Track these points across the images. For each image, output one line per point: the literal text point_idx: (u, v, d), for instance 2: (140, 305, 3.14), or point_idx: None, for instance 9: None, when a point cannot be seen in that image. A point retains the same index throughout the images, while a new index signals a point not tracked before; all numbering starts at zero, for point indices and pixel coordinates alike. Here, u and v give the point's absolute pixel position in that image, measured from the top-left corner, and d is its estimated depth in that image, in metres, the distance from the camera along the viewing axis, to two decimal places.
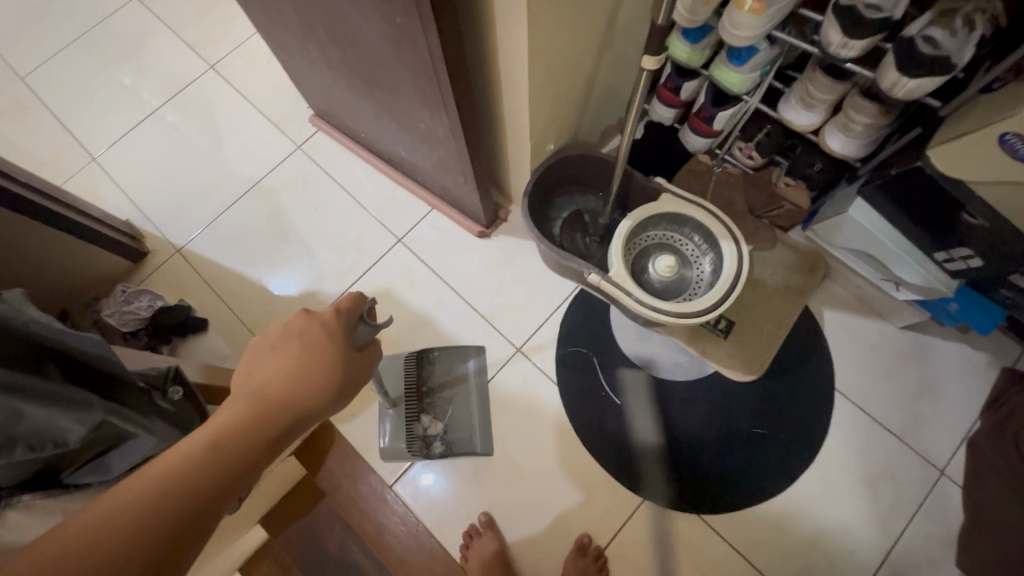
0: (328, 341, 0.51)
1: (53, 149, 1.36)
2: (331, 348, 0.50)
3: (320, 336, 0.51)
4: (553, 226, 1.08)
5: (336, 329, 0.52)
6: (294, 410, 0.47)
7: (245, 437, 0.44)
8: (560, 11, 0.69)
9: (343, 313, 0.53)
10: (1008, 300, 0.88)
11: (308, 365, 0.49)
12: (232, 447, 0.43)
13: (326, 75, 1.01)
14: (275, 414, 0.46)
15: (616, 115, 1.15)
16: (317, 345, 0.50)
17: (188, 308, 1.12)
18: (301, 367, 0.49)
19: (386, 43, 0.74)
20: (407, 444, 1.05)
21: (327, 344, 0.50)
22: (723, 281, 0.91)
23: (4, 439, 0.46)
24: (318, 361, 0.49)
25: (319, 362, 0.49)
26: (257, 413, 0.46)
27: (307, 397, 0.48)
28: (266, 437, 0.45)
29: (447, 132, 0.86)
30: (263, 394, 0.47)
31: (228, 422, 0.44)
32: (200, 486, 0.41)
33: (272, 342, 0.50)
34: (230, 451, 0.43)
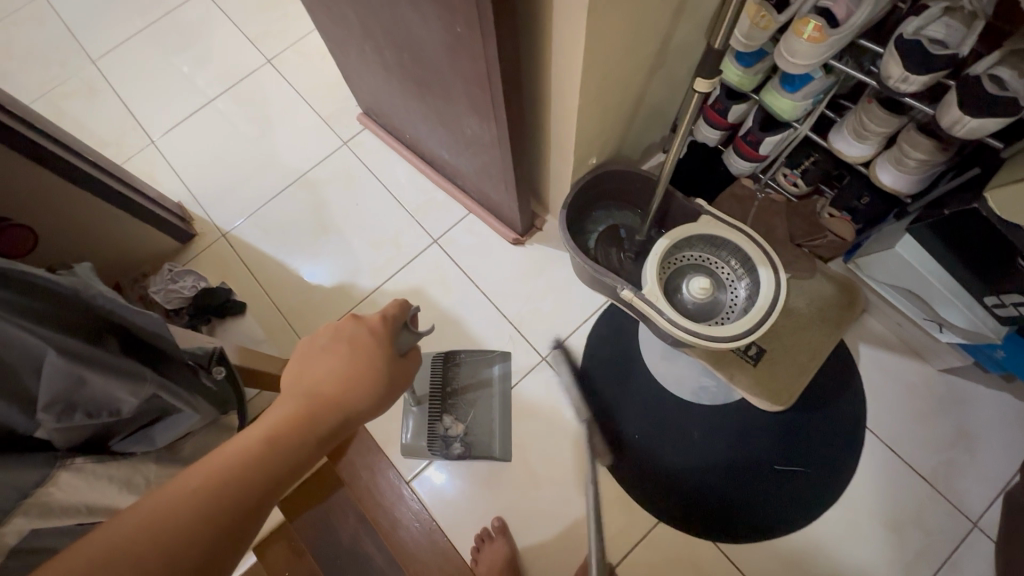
0: (374, 345, 0.54)
1: (116, 130, 1.43)
2: (379, 351, 0.53)
3: (367, 340, 0.53)
4: (588, 239, 1.08)
5: (382, 333, 0.55)
6: (342, 410, 0.49)
7: (295, 436, 0.46)
8: (618, 29, 0.70)
9: (386, 321, 0.57)
10: None
11: (357, 366, 0.51)
12: (287, 442, 0.46)
13: (379, 76, 1.04)
14: (325, 413, 0.48)
15: (660, 133, 1.15)
16: (364, 348, 0.53)
17: (228, 291, 1.16)
18: (350, 368, 0.51)
19: (443, 50, 0.76)
20: (429, 442, 1.08)
21: (373, 347, 0.53)
22: (759, 309, 0.90)
23: (66, 404, 0.49)
24: (366, 363, 0.52)
25: (368, 363, 0.52)
26: (308, 411, 0.48)
27: (354, 397, 0.50)
28: (315, 436, 0.47)
29: (494, 139, 0.87)
30: (312, 395, 0.49)
31: (284, 418, 0.47)
32: (260, 477, 0.43)
33: (321, 345, 0.52)
34: (285, 447, 0.45)
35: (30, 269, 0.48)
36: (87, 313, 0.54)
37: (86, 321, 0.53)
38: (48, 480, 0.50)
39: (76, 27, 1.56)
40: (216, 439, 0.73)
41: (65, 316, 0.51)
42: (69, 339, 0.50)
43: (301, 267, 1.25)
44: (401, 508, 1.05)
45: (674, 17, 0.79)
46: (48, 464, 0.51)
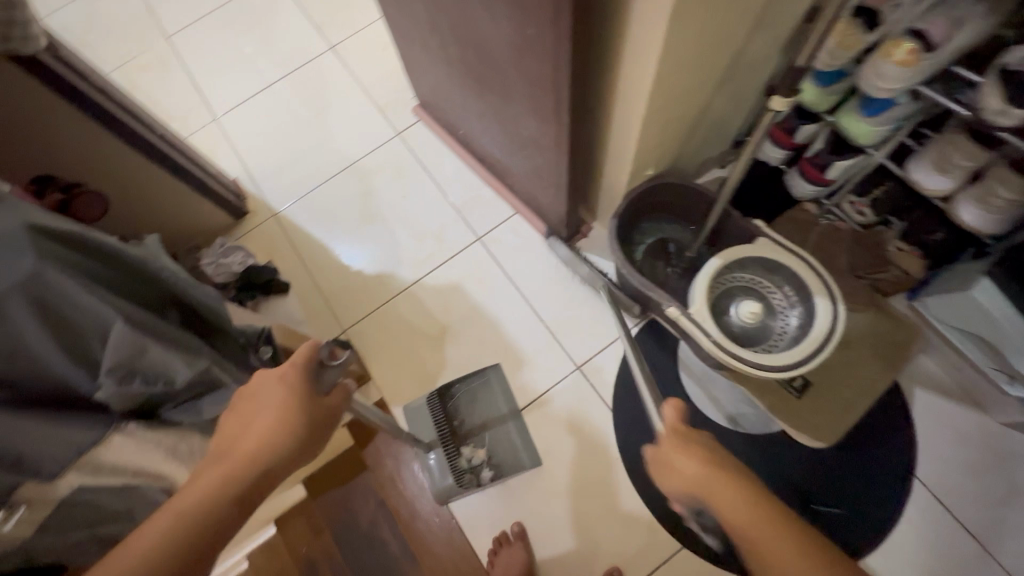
0: (290, 389, 0.54)
1: (183, 105, 1.49)
2: (291, 397, 0.53)
3: (279, 388, 0.53)
4: (636, 250, 1.04)
5: (296, 376, 0.54)
6: (261, 462, 0.49)
7: (211, 500, 0.46)
8: (694, 39, 0.67)
9: (301, 363, 0.55)
10: None
11: (267, 418, 0.51)
12: (212, 504, 0.46)
13: (441, 70, 1.04)
14: (247, 467, 0.48)
15: (720, 147, 1.11)
16: (276, 397, 0.53)
17: (274, 270, 1.20)
18: (261, 420, 0.51)
19: (510, 51, 0.75)
20: (456, 479, 1.03)
21: (287, 393, 0.53)
22: (811, 341, 0.86)
23: (127, 371, 0.51)
24: (278, 412, 0.52)
25: (279, 414, 0.52)
26: (230, 470, 0.48)
27: (268, 450, 0.50)
28: (239, 492, 0.47)
29: (552, 143, 0.86)
30: (229, 453, 0.49)
31: (207, 480, 0.47)
32: (189, 542, 0.44)
33: (238, 401, 0.53)
34: (209, 509, 0.46)
35: (96, 237, 0.50)
36: (150, 285, 0.55)
37: (149, 292, 0.55)
38: (102, 441, 0.54)
39: (155, 4, 1.63)
40: None
41: (131, 286, 0.53)
42: (132, 309, 0.51)
43: (344, 253, 1.27)
44: (422, 501, 1.06)
45: (752, 32, 0.76)
46: (105, 425, 0.55)
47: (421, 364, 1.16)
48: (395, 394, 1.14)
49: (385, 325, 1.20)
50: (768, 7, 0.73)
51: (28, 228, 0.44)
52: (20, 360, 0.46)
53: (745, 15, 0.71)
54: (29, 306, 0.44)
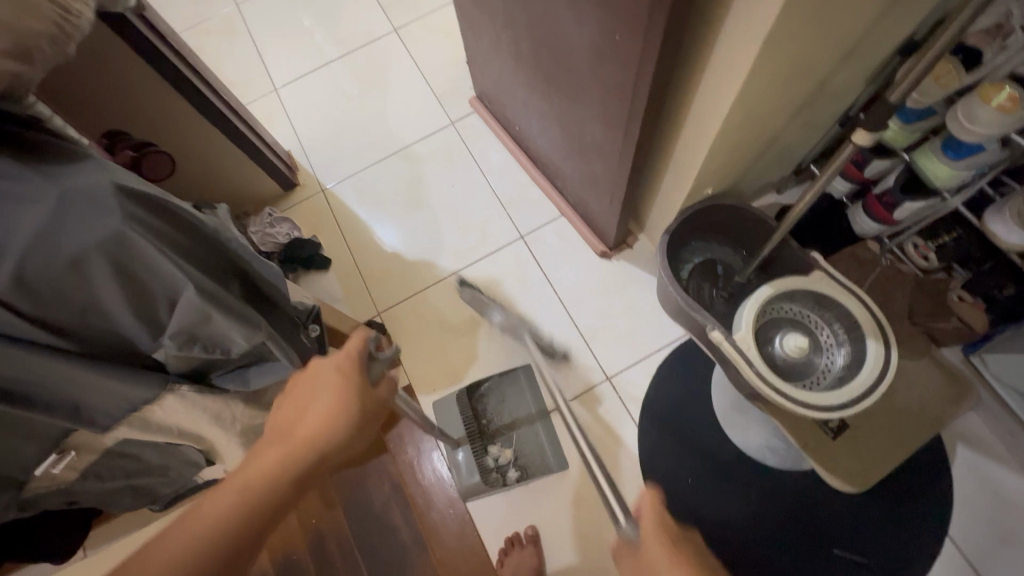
0: (344, 380, 0.55)
1: (247, 72, 1.51)
2: (346, 384, 0.55)
3: (335, 375, 0.55)
4: (683, 268, 1.02)
5: (349, 367, 0.57)
6: (314, 450, 0.50)
7: (272, 481, 0.48)
8: (785, 60, 0.65)
9: (353, 353, 0.58)
10: None
11: (325, 404, 0.53)
12: (268, 487, 0.48)
13: (507, 65, 1.03)
14: (302, 455, 0.50)
15: (782, 172, 1.08)
16: (332, 383, 0.54)
17: (317, 246, 1.23)
18: (318, 406, 0.53)
19: (589, 54, 0.74)
20: (483, 477, 1.05)
21: (342, 381, 0.55)
22: (859, 385, 0.83)
23: (188, 336, 0.52)
24: (335, 398, 0.53)
25: (336, 400, 0.53)
26: (285, 456, 0.49)
27: (327, 432, 0.51)
28: (293, 478, 0.49)
29: (615, 151, 0.85)
30: (286, 436, 0.51)
31: (264, 464, 0.49)
32: (246, 521, 0.46)
33: (293, 388, 0.55)
34: (265, 493, 0.47)
35: (174, 201, 0.51)
36: (219, 253, 0.56)
37: (218, 260, 0.56)
38: (154, 400, 0.56)
39: None
40: None
41: (202, 253, 0.53)
42: (201, 276, 0.52)
43: (387, 235, 1.28)
44: (437, 491, 1.07)
45: (840, 60, 0.74)
46: (160, 385, 0.56)
47: (452, 355, 1.16)
48: (423, 382, 1.15)
49: (420, 313, 1.20)
50: (862, 36, 0.71)
51: (117, 187, 0.45)
52: (94, 311, 0.48)
53: (838, 42, 0.69)
54: (110, 262, 0.45)
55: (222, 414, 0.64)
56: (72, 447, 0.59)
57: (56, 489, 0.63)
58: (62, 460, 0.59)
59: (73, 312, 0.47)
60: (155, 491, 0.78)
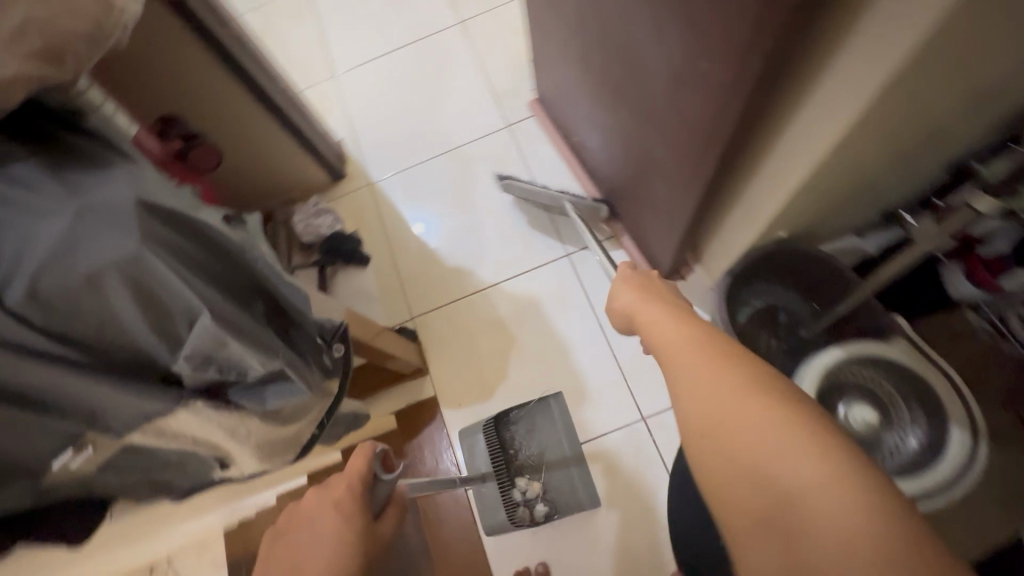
0: (339, 519, 0.47)
1: (309, 56, 1.50)
2: (346, 528, 0.47)
3: (332, 517, 0.47)
4: (740, 312, 0.91)
5: (350, 503, 0.49)
6: None
7: None
8: (901, 105, 0.56)
9: (356, 482, 0.51)
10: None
11: (318, 559, 0.45)
12: None
13: (572, 72, 0.96)
14: None
15: (868, 217, 0.96)
16: (329, 528, 0.47)
17: (356, 243, 1.21)
18: (310, 560, 0.45)
19: (667, 77, 0.66)
20: (509, 514, 0.99)
21: (341, 524, 0.47)
22: (931, 475, 0.74)
23: (204, 358, 0.49)
24: (329, 550, 0.45)
25: (332, 551, 0.45)
26: None
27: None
28: None
29: (684, 183, 0.77)
30: None
31: None
32: None
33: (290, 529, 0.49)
34: None
35: (199, 217, 0.48)
36: (241, 271, 0.52)
37: (242, 281, 0.53)
38: (167, 414, 0.54)
39: None
40: (317, 403, 0.74)
41: (223, 273, 0.50)
42: (220, 300, 0.49)
43: (428, 237, 1.25)
44: (451, 511, 1.04)
45: (965, 106, 0.64)
46: (173, 400, 0.53)
47: (481, 371, 1.12)
48: (449, 395, 1.11)
49: (453, 322, 1.16)
50: (999, 82, 0.60)
51: (139, 203, 0.42)
52: (112, 326, 0.46)
53: (970, 87, 0.59)
54: (126, 283, 0.42)
55: (239, 428, 0.61)
56: (89, 443, 0.57)
57: (74, 480, 0.63)
58: (80, 455, 0.58)
59: (92, 326, 0.45)
60: (172, 484, 0.77)
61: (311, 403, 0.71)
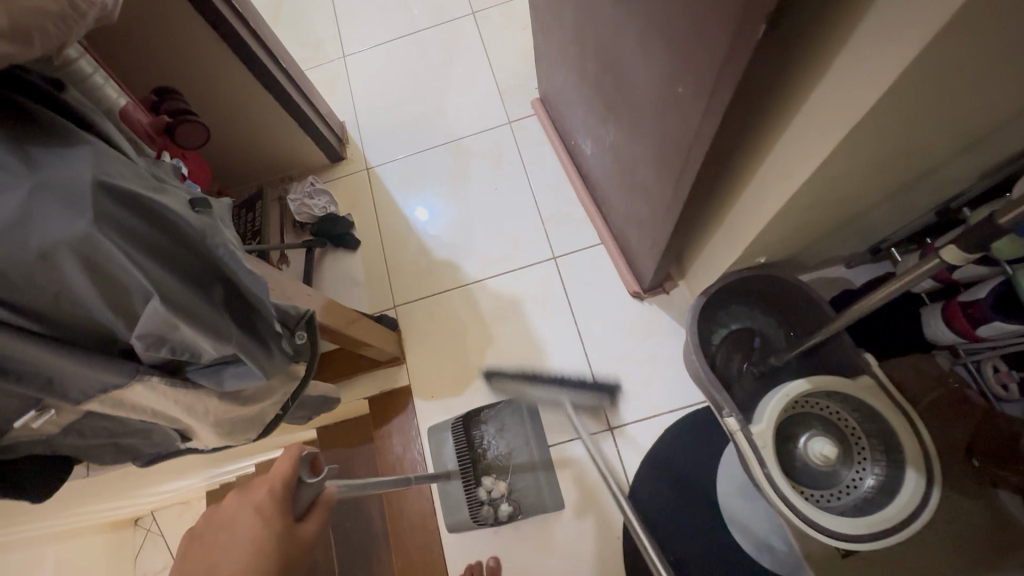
0: (260, 524, 0.47)
1: (321, 35, 1.51)
2: (265, 534, 0.47)
3: (251, 520, 0.47)
4: (713, 335, 0.93)
5: (272, 507, 0.48)
6: None
7: None
8: (876, 150, 0.54)
9: (277, 483, 0.50)
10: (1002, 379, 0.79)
11: (237, 559, 0.45)
12: None
13: (570, 77, 0.95)
14: None
15: (855, 250, 0.95)
16: (248, 531, 0.46)
17: (349, 225, 1.22)
18: (229, 561, 0.45)
19: (649, 96, 0.65)
20: (472, 513, 1.02)
21: (260, 530, 0.47)
22: (885, 518, 0.72)
23: (158, 337, 0.50)
24: (248, 554, 0.45)
25: (250, 558, 0.45)
26: None
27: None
28: None
29: (663, 202, 0.76)
30: None
31: None
32: None
33: (200, 536, 0.47)
34: None
35: (158, 200, 0.49)
36: (200, 256, 0.54)
37: (201, 266, 0.54)
38: (123, 386, 0.54)
39: None
40: (281, 386, 0.75)
41: (180, 257, 0.52)
42: (173, 284, 0.50)
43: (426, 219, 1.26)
44: (413, 497, 1.07)
45: (951, 153, 0.61)
46: (130, 372, 0.53)
47: (457, 365, 1.13)
48: (423, 385, 1.13)
49: (434, 315, 1.17)
50: (989, 130, 0.58)
51: (97, 184, 0.44)
52: (68, 300, 0.46)
53: (952, 135, 0.57)
54: (79, 262, 0.43)
55: (194, 406, 0.63)
56: (53, 406, 0.58)
57: (38, 441, 0.65)
58: (41, 417, 0.58)
59: (46, 299, 0.45)
60: (138, 450, 0.80)
61: (273, 386, 0.72)
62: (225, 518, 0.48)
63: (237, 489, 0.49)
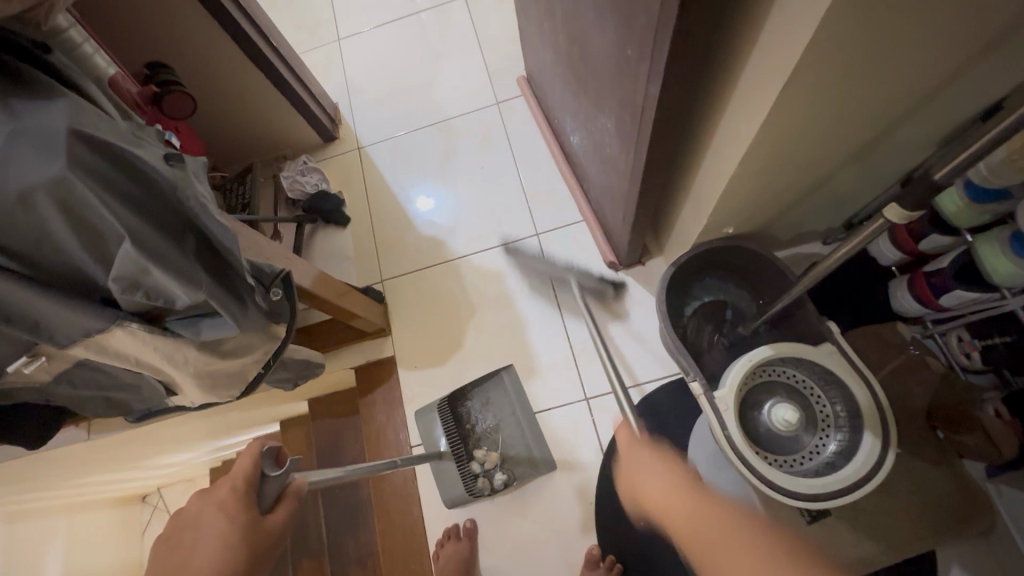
0: (224, 522, 0.49)
1: (316, 19, 1.54)
2: (230, 529, 0.48)
3: (215, 517, 0.49)
4: (685, 306, 0.95)
5: (235, 503, 0.50)
6: None
7: None
8: (819, 112, 0.56)
9: (239, 481, 0.51)
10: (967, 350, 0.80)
11: (204, 556, 0.47)
12: None
13: (547, 53, 0.97)
14: None
15: (827, 224, 0.96)
16: (213, 528, 0.48)
17: (340, 203, 1.25)
18: (199, 557, 0.47)
19: (608, 63, 0.67)
20: (469, 489, 1.03)
21: (224, 525, 0.48)
22: (837, 480, 0.74)
23: (131, 282, 0.53)
24: (216, 549, 0.47)
25: (217, 551, 0.47)
26: None
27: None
28: None
29: (628, 171, 0.78)
30: None
31: None
32: None
33: (172, 538, 0.49)
34: None
35: (134, 153, 0.52)
36: (173, 209, 0.58)
37: (173, 219, 0.58)
38: (104, 331, 0.57)
39: None
40: (262, 344, 0.79)
41: (152, 207, 0.55)
42: (144, 230, 0.54)
43: (432, 208, 1.27)
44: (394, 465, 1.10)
45: (904, 114, 0.62)
46: (110, 318, 0.57)
47: (440, 338, 1.16)
48: (407, 356, 1.16)
49: (419, 289, 1.21)
50: (933, 92, 0.59)
51: (72, 132, 0.47)
52: (48, 244, 0.49)
53: (897, 96, 0.58)
54: (56, 205, 0.47)
55: (174, 355, 0.67)
56: (44, 353, 0.61)
57: (32, 390, 0.69)
58: (33, 363, 0.61)
59: (28, 241, 0.48)
60: (129, 406, 0.84)
61: (253, 342, 0.76)
62: (192, 524, 0.49)
63: (203, 492, 0.51)
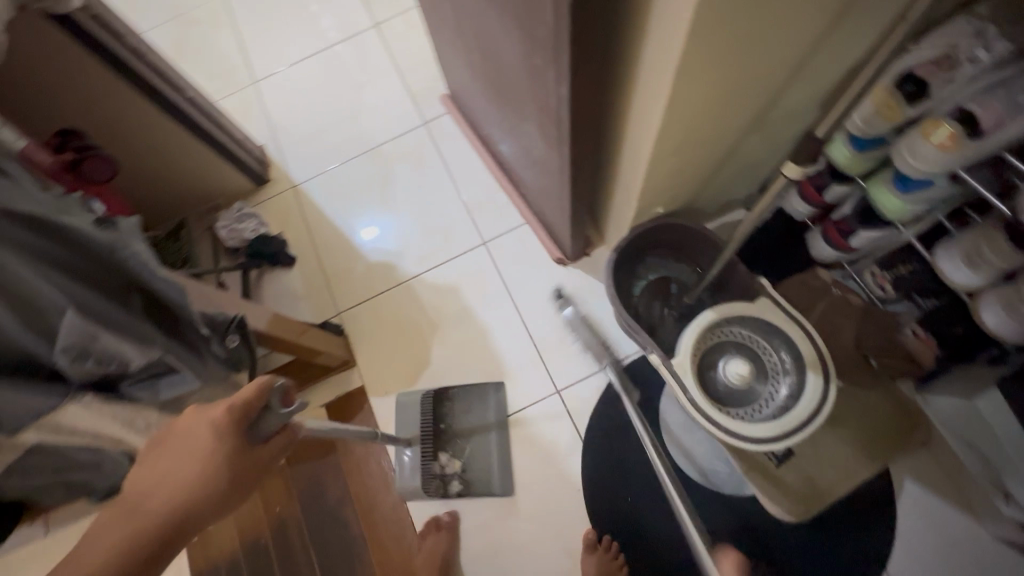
0: (216, 438, 0.52)
1: (228, 65, 1.52)
2: (223, 445, 0.52)
3: (211, 430, 0.52)
4: (634, 286, 1.01)
5: (228, 423, 0.53)
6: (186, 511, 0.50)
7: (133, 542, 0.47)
8: (711, 91, 0.62)
9: (239, 406, 0.54)
10: (879, 282, 0.89)
11: (199, 459, 0.51)
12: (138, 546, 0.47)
13: (465, 69, 1.01)
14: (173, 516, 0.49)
15: (745, 191, 1.05)
16: (206, 440, 0.52)
17: (282, 243, 1.24)
18: (189, 462, 0.51)
19: (521, 72, 0.71)
20: (425, 485, 1.05)
21: (217, 441, 0.52)
22: (794, 417, 0.81)
23: (80, 350, 0.53)
24: (211, 455, 0.51)
25: (211, 460, 0.51)
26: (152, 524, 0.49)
27: (188, 500, 0.50)
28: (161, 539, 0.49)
29: (557, 167, 0.83)
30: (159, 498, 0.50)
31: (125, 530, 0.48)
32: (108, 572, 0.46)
33: (163, 440, 0.53)
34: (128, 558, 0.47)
35: (71, 222, 0.51)
36: (111, 270, 0.58)
37: (111, 279, 0.58)
38: (56, 409, 0.55)
39: None
40: (225, 394, 0.78)
41: (90, 268, 0.55)
42: (85, 294, 0.54)
43: (376, 235, 1.28)
44: (381, 493, 1.10)
45: (786, 81, 0.70)
46: (60, 394, 0.56)
47: (406, 359, 1.17)
48: (376, 383, 1.16)
49: (377, 315, 1.21)
50: (803, 62, 0.67)
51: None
52: None
53: (775, 68, 0.65)
54: None
55: None
56: None
57: None
58: None
59: None
60: (91, 486, 0.80)
61: (215, 394, 0.75)
62: (188, 427, 0.53)
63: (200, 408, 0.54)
